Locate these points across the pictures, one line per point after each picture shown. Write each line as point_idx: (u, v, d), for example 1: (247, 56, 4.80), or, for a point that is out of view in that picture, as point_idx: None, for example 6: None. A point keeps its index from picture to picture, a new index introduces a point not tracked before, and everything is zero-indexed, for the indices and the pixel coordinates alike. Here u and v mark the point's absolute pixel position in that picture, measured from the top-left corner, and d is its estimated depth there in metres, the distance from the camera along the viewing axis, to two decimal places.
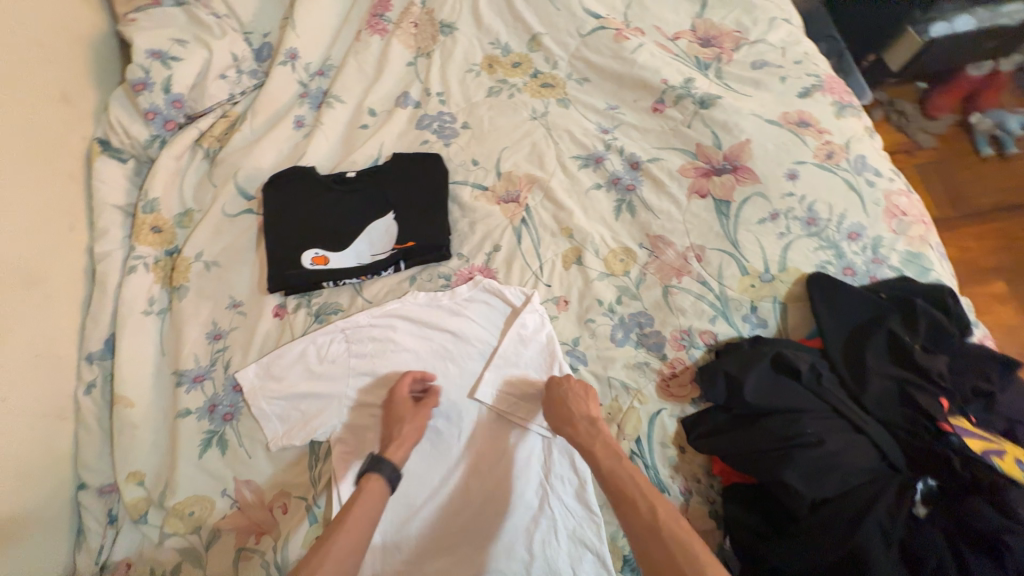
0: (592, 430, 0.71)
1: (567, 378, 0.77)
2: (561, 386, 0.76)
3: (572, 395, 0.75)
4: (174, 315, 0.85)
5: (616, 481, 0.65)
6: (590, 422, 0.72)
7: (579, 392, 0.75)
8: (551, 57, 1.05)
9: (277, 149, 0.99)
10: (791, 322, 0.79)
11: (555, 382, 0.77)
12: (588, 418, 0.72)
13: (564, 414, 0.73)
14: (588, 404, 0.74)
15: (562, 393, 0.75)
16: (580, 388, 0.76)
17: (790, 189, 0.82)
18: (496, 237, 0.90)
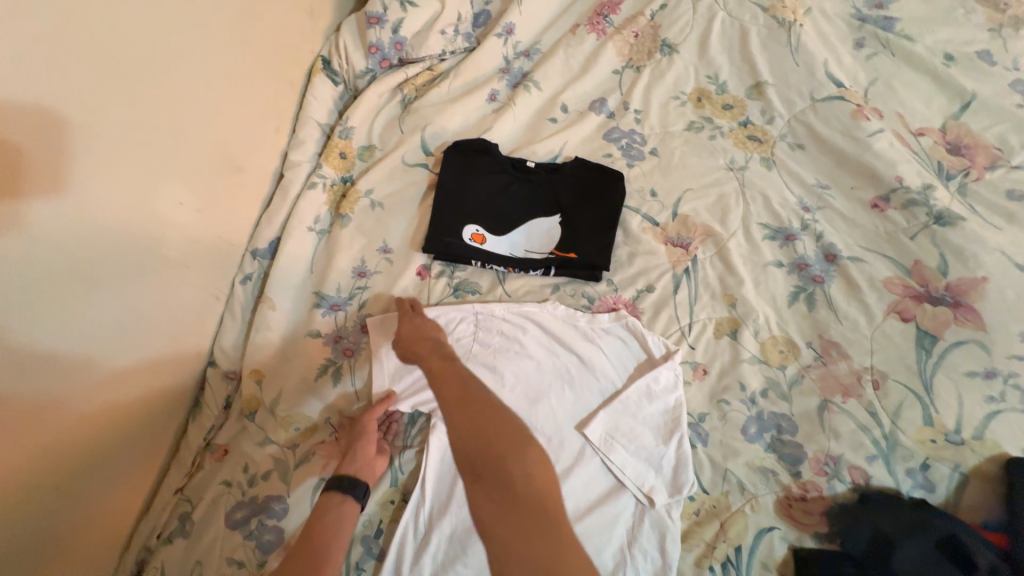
0: (433, 350, 0.78)
1: (412, 311, 0.81)
2: (412, 317, 0.80)
3: (419, 327, 0.79)
4: (332, 240, 0.88)
5: (446, 373, 0.76)
6: (435, 347, 0.78)
7: (431, 324, 0.80)
8: (768, 111, 0.97)
9: (466, 115, 0.99)
10: (966, 500, 0.67)
11: (411, 319, 0.79)
12: (433, 342, 0.78)
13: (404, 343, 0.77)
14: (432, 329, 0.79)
15: (412, 325, 0.79)
16: (432, 321, 0.80)
17: (1021, 353, 0.70)
18: (651, 277, 0.85)
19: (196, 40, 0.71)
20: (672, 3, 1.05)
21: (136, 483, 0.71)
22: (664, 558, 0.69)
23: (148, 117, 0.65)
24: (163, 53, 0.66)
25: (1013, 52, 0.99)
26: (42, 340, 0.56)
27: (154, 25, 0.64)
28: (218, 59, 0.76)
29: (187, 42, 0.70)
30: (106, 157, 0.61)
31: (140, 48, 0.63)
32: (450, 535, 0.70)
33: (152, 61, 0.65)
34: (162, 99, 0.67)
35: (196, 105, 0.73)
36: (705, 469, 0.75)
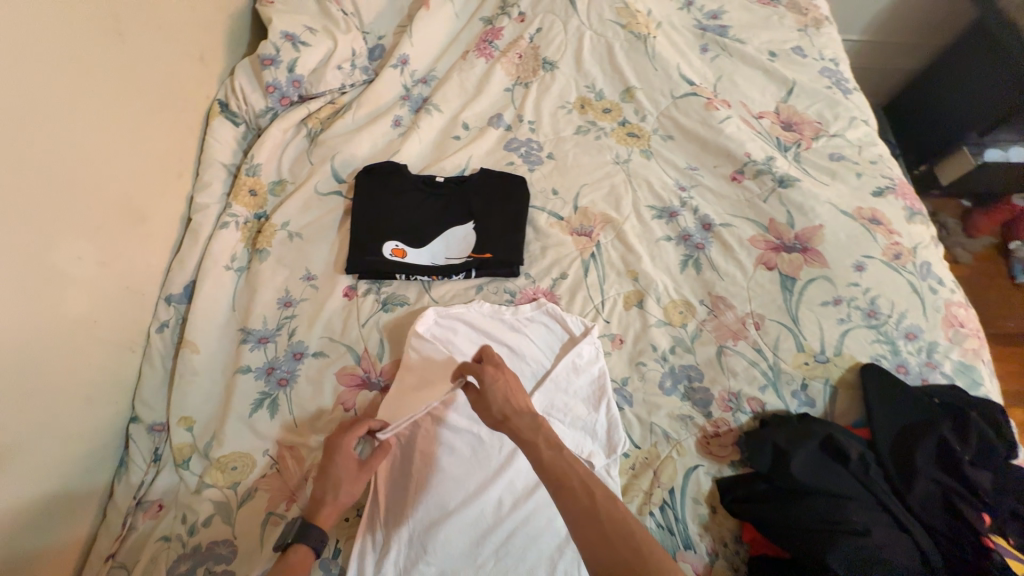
0: (532, 425, 0.69)
1: (494, 370, 0.75)
2: (496, 381, 0.73)
3: (502, 393, 0.72)
4: (251, 275, 0.89)
5: (558, 468, 0.64)
6: (531, 416, 0.70)
7: (515, 385, 0.75)
8: (640, 111, 1.12)
9: (373, 141, 1.05)
10: (838, 408, 0.81)
11: (491, 378, 0.73)
12: (528, 412, 0.71)
13: (495, 411, 0.71)
14: (517, 395, 0.74)
15: (498, 390, 0.72)
16: (513, 380, 0.75)
17: (856, 280, 0.86)
18: (564, 266, 0.95)
19: (82, 95, 0.71)
20: (547, 27, 1.19)
21: (61, 558, 0.67)
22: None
23: (37, 174, 0.64)
24: (48, 112, 0.65)
25: (817, 47, 1.22)
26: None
27: (37, 82, 0.64)
28: (109, 111, 0.75)
29: (73, 97, 0.69)
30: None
31: (23, 106, 0.62)
32: (409, 540, 0.72)
33: (36, 118, 0.64)
34: (52, 155, 0.66)
35: (90, 160, 0.72)
36: (634, 427, 0.83)
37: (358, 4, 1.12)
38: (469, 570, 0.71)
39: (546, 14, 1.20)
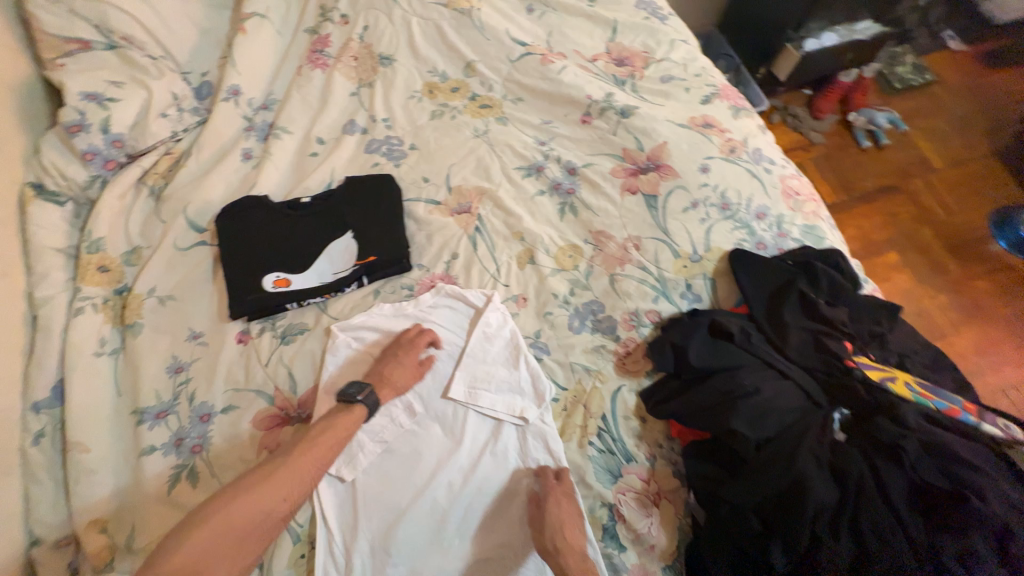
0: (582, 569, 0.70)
1: (560, 495, 0.75)
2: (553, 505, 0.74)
3: (561, 519, 0.72)
4: (129, 354, 0.83)
5: None
6: (581, 555, 0.71)
7: (571, 515, 0.74)
8: (485, 81, 1.15)
9: (227, 181, 1.00)
10: (721, 295, 0.89)
11: (552, 503, 0.74)
12: (579, 550, 0.72)
13: (547, 539, 0.72)
14: (571, 529, 0.73)
15: (556, 516, 0.73)
16: (570, 507, 0.74)
17: (704, 181, 0.95)
18: (453, 246, 0.97)
19: None
20: (372, 23, 1.18)
21: None
22: (554, 458, 0.80)
23: None
24: None
25: None
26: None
27: None
28: None
29: None
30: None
31: None
32: (370, 549, 0.73)
33: None
34: None
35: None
36: (557, 372, 0.87)
37: (165, 44, 1.04)
38: (438, 554, 0.74)
39: (367, 11, 1.19)
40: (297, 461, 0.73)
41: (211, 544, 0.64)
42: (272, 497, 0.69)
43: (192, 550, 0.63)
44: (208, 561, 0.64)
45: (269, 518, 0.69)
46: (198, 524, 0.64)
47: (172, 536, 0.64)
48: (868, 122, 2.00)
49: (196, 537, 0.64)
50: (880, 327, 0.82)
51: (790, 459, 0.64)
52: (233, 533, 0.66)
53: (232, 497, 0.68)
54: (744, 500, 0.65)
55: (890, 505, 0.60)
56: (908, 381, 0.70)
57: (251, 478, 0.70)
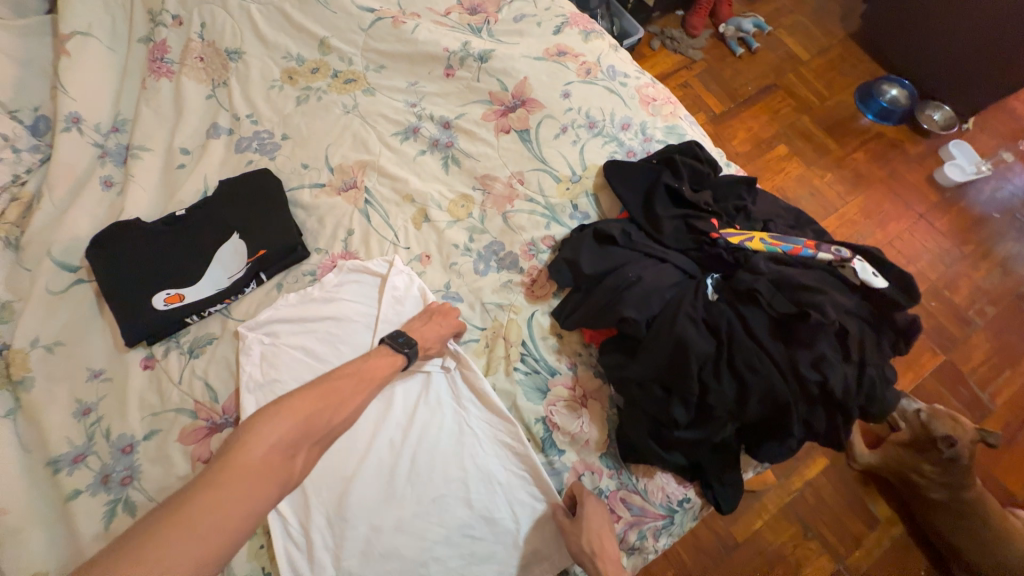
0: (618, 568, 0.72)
1: (592, 499, 0.76)
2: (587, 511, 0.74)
3: (597, 521, 0.73)
4: (25, 409, 0.79)
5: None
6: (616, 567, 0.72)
7: (606, 519, 0.75)
8: (344, 56, 1.12)
9: (90, 213, 0.94)
10: (605, 207, 0.96)
11: (589, 509, 0.74)
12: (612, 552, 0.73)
13: (585, 544, 0.72)
14: (605, 530, 0.74)
15: (594, 521, 0.74)
16: (604, 517, 0.75)
17: (568, 105, 1.00)
18: (346, 223, 0.97)
19: None
20: (209, 19, 1.12)
21: None
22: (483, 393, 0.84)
23: None
24: None
25: None
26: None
27: None
28: None
29: None
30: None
31: None
32: (327, 521, 0.76)
33: None
34: None
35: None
36: (473, 315, 0.91)
37: None
38: (393, 507, 0.76)
39: (200, 7, 1.13)
40: (364, 377, 0.74)
41: (296, 435, 0.62)
42: (349, 403, 0.70)
43: (278, 440, 0.60)
44: (294, 452, 0.61)
45: (344, 422, 0.68)
46: (287, 417, 0.62)
47: (256, 426, 0.60)
48: (737, 31, 2.11)
49: (277, 428, 0.61)
50: (742, 200, 0.92)
51: (672, 325, 0.72)
52: (317, 428, 0.65)
53: (311, 400, 0.66)
54: (643, 373, 0.73)
55: (754, 338, 0.70)
56: (762, 237, 0.80)
57: (327, 384, 0.70)
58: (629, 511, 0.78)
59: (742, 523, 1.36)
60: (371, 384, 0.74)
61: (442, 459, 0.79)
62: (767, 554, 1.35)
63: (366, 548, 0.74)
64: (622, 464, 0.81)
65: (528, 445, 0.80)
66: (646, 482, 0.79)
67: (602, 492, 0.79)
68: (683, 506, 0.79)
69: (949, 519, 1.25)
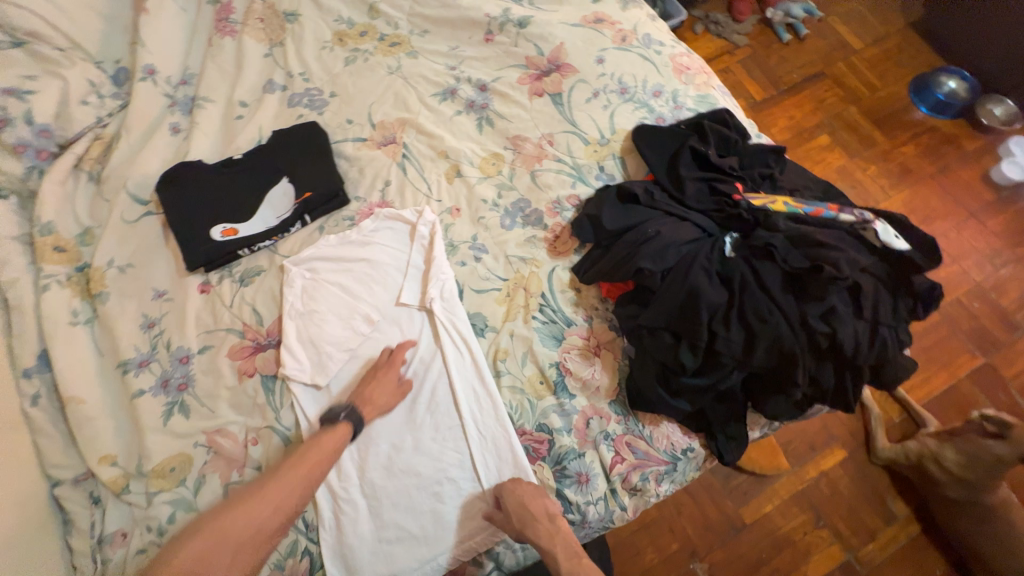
0: (551, 532, 0.73)
1: (510, 481, 0.78)
2: (515, 492, 0.76)
3: (521, 496, 0.75)
4: (102, 319, 0.91)
5: None
6: (550, 520, 0.75)
7: (531, 491, 0.76)
8: (391, 21, 1.19)
9: (161, 153, 1.05)
10: (631, 170, 0.98)
11: (507, 491, 0.76)
12: (546, 517, 0.74)
13: (514, 522, 0.73)
14: (535, 499, 0.75)
15: (515, 498, 0.75)
16: (529, 486, 0.77)
17: (602, 71, 1.03)
18: (385, 175, 1.04)
19: None
20: None
21: None
22: (470, 350, 0.88)
23: None
24: None
25: None
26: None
27: None
28: None
29: None
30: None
31: None
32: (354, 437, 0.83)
33: None
34: None
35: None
36: (497, 266, 0.96)
37: (70, 34, 1.06)
38: (413, 430, 0.83)
39: None
40: (297, 468, 0.74)
41: (212, 545, 0.65)
42: (272, 505, 0.70)
43: (193, 552, 0.64)
44: (211, 562, 0.64)
45: (273, 525, 0.70)
46: (201, 530, 0.66)
47: (179, 542, 0.66)
48: (785, 16, 2.05)
49: (193, 540, 0.66)
50: (768, 169, 0.92)
51: (687, 276, 0.76)
52: (235, 535, 0.67)
53: (227, 513, 0.69)
54: (656, 320, 0.77)
55: (767, 292, 0.73)
56: (785, 201, 0.82)
57: (258, 488, 0.72)
58: (634, 454, 0.82)
59: (752, 505, 1.35)
60: (304, 470, 0.74)
61: (461, 392, 0.85)
62: (775, 538, 1.32)
63: (388, 463, 0.81)
64: (630, 411, 0.84)
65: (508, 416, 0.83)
66: (652, 429, 0.83)
67: (610, 435, 0.83)
68: (686, 455, 0.82)
69: (970, 521, 1.21)
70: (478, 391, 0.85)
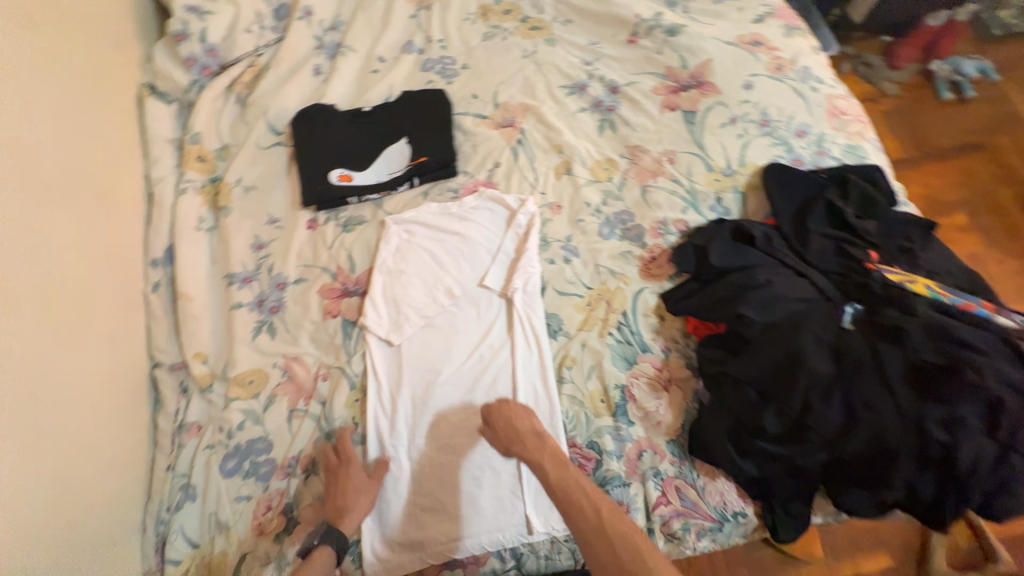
0: (539, 444, 0.76)
1: (500, 403, 0.81)
2: (502, 411, 0.80)
3: (509, 416, 0.79)
4: (221, 230, 0.99)
5: (562, 484, 0.71)
6: (536, 437, 0.77)
7: (520, 412, 0.80)
8: (537, 4, 1.18)
9: (300, 91, 1.12)
10: (751, 208, 0.92)
11: (496, 407, 0.81)
12: (533, 433, 0.78)
13: (501, 436, 0.79)
14: (521, 419, 0.79)
15: (503, 419, 0.80)
16: (518, 406, 0.81)
17: (746, 97, 0.96)
18: (496, 156, 1.04)
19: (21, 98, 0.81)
20: None
21: (130, 476, 0.82)
22: (540, 349, 0.88)
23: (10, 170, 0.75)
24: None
25: None
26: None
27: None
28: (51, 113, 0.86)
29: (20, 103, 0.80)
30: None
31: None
32: (412, 400, 0.85)
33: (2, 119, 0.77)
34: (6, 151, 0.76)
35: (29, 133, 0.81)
36: (583, 273, 0.94)
37: None
38: (467, 411, 0.84)
39: None
40: None
41: None
42: None
43: None
44: None
45: None
46: None
47: None
48: (952, 72, 1.80)
49: None
50: (910, 243, 0.82)
51: (793, 338, 0.70)
52: None
53: None
54: (746, 373, 0.72)
55: (884, 380, 0.66)
56: (928, 284, 0.73)
57: None
58: (680, 500, 0.78)
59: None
60: None
61: (521, 387, 0.85)
62: None
63: (438, 435, 0.82)
64: (687, 456, 0.80)
65: (561, 424, 0.83)
66: (706, 482, 0.79)
67: (659, 473, 0.80)
68: (737, 518, 0.77)
69: None
70: (537, 391, 0.85)
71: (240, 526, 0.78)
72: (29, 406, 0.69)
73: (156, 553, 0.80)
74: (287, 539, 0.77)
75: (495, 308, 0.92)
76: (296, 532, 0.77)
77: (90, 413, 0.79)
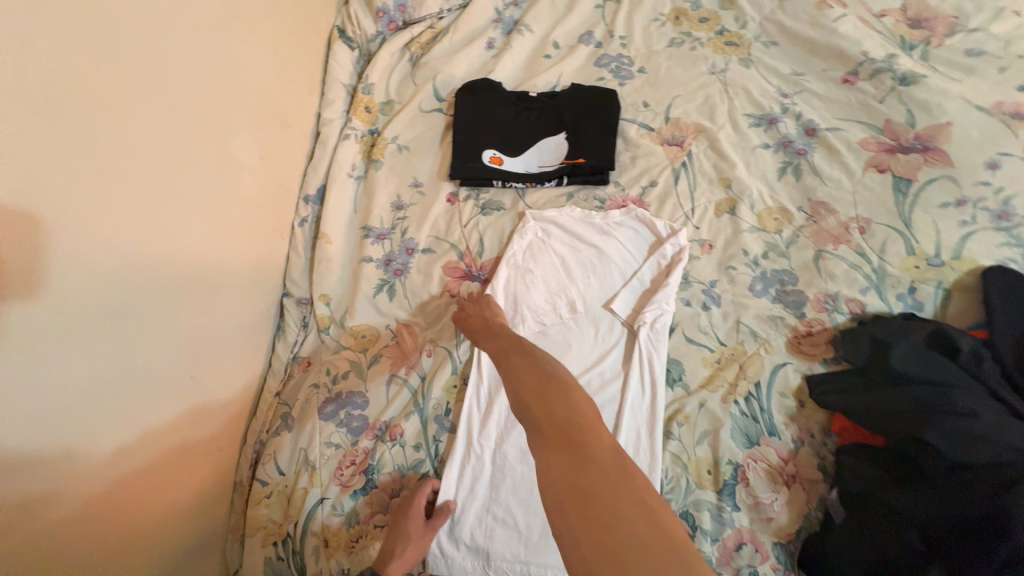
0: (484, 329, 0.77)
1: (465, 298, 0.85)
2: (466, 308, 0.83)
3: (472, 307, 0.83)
4: (368, 182, 1.02)
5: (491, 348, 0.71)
6: (485, 322, 0.78)
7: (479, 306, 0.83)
8: (741, 17, 1.06)
9: (469, 62, 1.11)
10: (952, 310, 0.77)
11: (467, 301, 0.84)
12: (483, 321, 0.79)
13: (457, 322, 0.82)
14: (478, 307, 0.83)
15: (463, 316, 0.82)
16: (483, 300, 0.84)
17: (986, 179, 0.80)
18: (654, 174, 0.96)
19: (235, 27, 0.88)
20: None
21: (245, 389, 0.89)
22: (654, 394, 0.80)
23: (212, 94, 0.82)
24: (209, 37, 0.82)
25: None
26: (157, 253, 0.73)
27: (204, 24, 0.81)
28: (254, 43, 0.92)
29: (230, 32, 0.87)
30: (170, 98, 0.75)
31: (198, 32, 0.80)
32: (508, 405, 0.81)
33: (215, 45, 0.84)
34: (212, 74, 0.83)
35: (233, 60, 0.88)
36: (719, 325, 0.84)
37: None
38: None
39: None
40: None
41: None
42: None
43: None
44: None
45: None
46: None
47: None
48: None
49: None
50: None
51: (993, 494, 0.56)
52: None
53: None
54: (913, 510, 0.62)
55: None
56: None
57: None
58: None
59: None
60: None
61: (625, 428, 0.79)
62: None
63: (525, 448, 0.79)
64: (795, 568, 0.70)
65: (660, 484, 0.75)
66: None
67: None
68: None
69: None
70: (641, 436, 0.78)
71: (324, 470, 0.80)
72: (180, 310, 0.77)
73: (248, 467, 0.87)
74: (362, 498, 0.78)
75: (614, 334, 0.87)
76: (371, 495, 0.78)
77: (228, 326, 0.86)
